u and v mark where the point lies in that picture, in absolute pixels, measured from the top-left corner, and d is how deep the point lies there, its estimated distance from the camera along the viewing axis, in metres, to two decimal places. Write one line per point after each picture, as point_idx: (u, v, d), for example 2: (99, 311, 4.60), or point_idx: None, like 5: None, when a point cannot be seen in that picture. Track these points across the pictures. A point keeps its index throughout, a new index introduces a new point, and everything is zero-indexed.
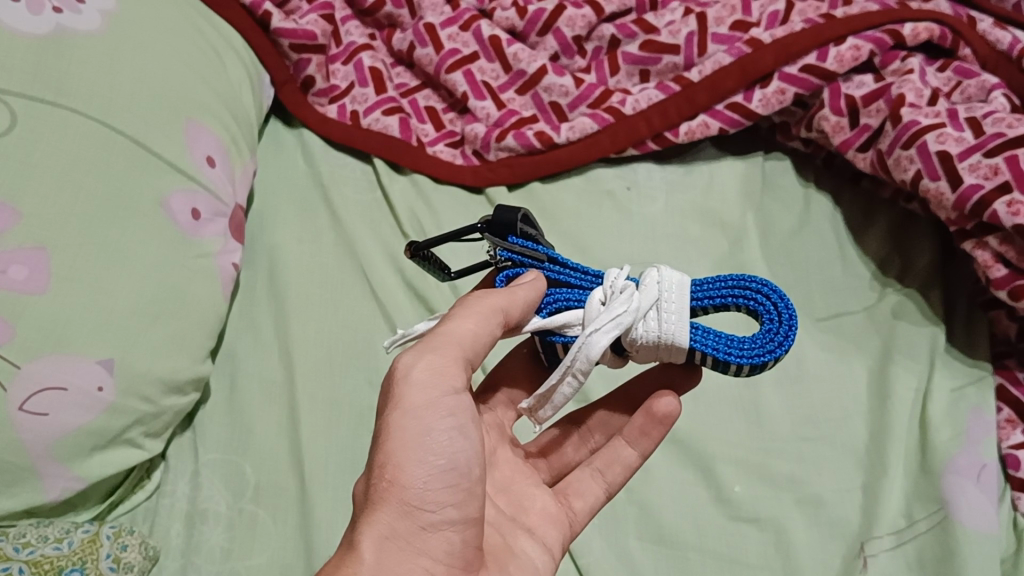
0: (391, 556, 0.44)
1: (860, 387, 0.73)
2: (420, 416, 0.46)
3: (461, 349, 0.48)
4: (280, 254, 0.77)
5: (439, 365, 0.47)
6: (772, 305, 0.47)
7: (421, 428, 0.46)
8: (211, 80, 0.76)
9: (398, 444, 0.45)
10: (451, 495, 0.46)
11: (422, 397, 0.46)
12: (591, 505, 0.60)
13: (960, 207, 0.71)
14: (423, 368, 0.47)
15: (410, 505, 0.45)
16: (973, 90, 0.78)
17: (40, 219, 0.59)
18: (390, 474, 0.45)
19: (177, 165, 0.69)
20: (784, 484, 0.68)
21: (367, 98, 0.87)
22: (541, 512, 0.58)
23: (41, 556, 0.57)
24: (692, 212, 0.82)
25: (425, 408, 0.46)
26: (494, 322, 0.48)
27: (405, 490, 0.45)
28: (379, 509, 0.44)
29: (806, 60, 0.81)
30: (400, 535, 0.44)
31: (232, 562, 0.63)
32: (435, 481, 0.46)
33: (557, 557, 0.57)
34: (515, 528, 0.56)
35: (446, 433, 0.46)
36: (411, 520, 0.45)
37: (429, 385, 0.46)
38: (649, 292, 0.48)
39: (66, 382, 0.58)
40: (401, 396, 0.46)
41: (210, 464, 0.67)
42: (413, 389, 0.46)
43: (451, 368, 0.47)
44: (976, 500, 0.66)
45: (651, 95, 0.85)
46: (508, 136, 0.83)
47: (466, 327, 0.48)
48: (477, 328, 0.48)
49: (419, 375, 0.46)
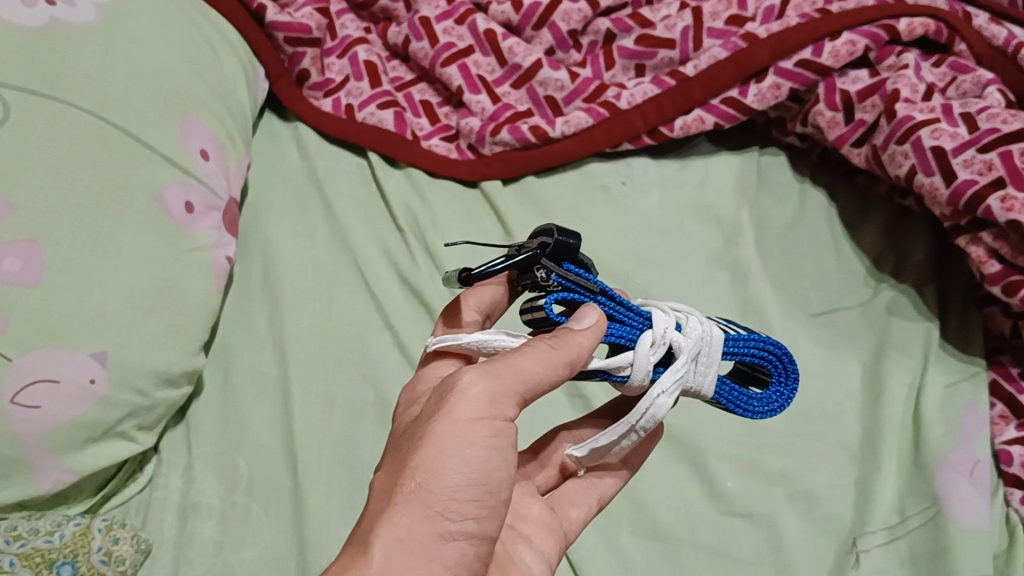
0: (404, 558, 0.42)
1: (853, 382, 0.73)
2: (464, 430, 0.45)
3: (522, 387, 0.46)
4: (274, 248, 0.77)
5: (498, 392, 0.46)
6: (781, 364, 0.51)
7: (461, 442, 0.45)
8: (206, 73, 0.76)
9: (437, 451, 0.44)
10: (475, 509, 0.45)
11: (474, 414, 0.45)
12: (585, 514, 0.59)
13: (954, 202, 0.71)
14: (482, 391, 0.45)
15: (434, 510, 0.44)
16: (968, 85, 0.78)
17: (33, 212, 0.59)
18: (421, 477, 0.44)
19: (171, 158, 0.68)
20: (777, 478, 0.68)
21: (362, 91, 0.87)
22: (537, 519, 0.58)
23: (31, 550, 0.57)
24: (688, 207, 0.82)
25: (473, 425, 0.45)
26: (560, 372, 0.47)
27: (432, 495, 0.44)
28: (401, 507, 0.43)
29: (801, 55, 0.80)
30: (418, 539, 0.43)
31: (224, 556, 0.63)
32: (463, 492, 0.45)
33: (555, 566, 0.57)
34: (514, 538, 0.56)
35: (487, 451, 0.45)
36: (432, 526, 0.44)
37: (483, 405, 0.45)
38: (690, 345, 0.49)
39: (57, 375, 0.58)
40: (452, 407, 0.45)
41: (203, 457, 0.67)
42: (468, 406, 0.45)
43: (510, 396, 0.46)
44: (968, 496, 0.66)
45: (647, 89, 0.84)
46: (503, 130, 0.83)
47: (534, 370, 0.46)
48: (546, 373, 0.47)
49: (476, 395, 0.45)
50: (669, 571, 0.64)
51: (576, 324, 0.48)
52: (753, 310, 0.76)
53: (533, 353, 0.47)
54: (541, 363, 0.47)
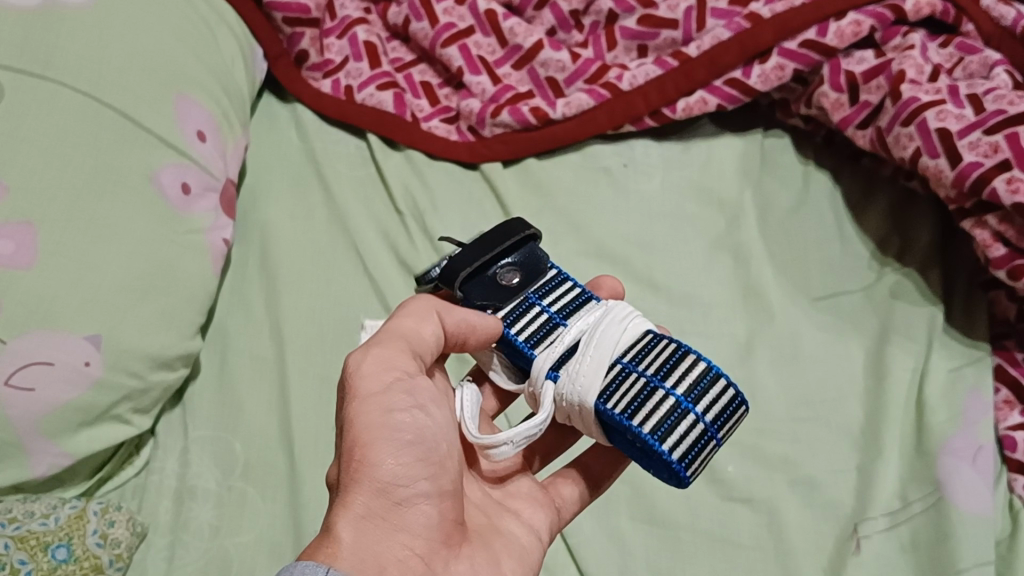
0: (369, 534, 0.43)
1: (857, 365, 0.72)
2: (379, 401, 0.46)
3: (404, 341, 0.49)
4: (272, 230, 0.77)
5: (390, 357, 0.48)
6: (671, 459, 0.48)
7: (381, 412, 0.46)
8: (203, 55, 0.75)
9: (363, 428, 0.45)
10: (426, 468, 0.46)
11: (379, 384, 0.47)
12: (576, 494, 0.59)
13: (959, 184, 0.70)
14: (377, 362, 0.47)
15: (384, 480, 0.44)
16: (976, 66, 0.77)
17: (27, 194, 0.59)
18: (360, 454, 0.44)
19: (167, 139, 0.68)
20: (778, 464, 0.67)
21: (361, 73, 0.86)
22: (525, 495, 0.57)
23: (27, 533, 0.57)
24: (690, 189, 0.81)
25: (385, 394, 0.46)
26: (429, 320, 0.51)
27: (377, 466, 0.44)
28: (353, 487, 0.43)
29: (807, 35, 0.80)
30: (376, 513, 0.43)
31: (220, 539, 0.63)
32: (403, 455, 0.45)
33: (545, 541, 0.55)
34: (501, 509, 0.55)
35: (409, 414, 0.46)
36: (388, 496, 0.44)
37: (381, 375, 0.47)
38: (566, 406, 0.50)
39: (52, 357, 0.58)
40: (359, 387, 0.46)
41: (199, 441, 0.67)
42: (370, 380, 0.47)
43: (400, 358, 0.48)
44: (971, 481, 0.65)
45: (649, 70, 0.83)
46: (503, 112, 0.82)
47: (406, 325, 0.50)
48: (420, 324, 0.50)
49: (371, 367, 0.47)
50: (668, 556, 0.64)
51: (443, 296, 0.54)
52: (755, 294, 0.75)
53: (408, 315, 0.51)
54: (414, 317, 0.50)
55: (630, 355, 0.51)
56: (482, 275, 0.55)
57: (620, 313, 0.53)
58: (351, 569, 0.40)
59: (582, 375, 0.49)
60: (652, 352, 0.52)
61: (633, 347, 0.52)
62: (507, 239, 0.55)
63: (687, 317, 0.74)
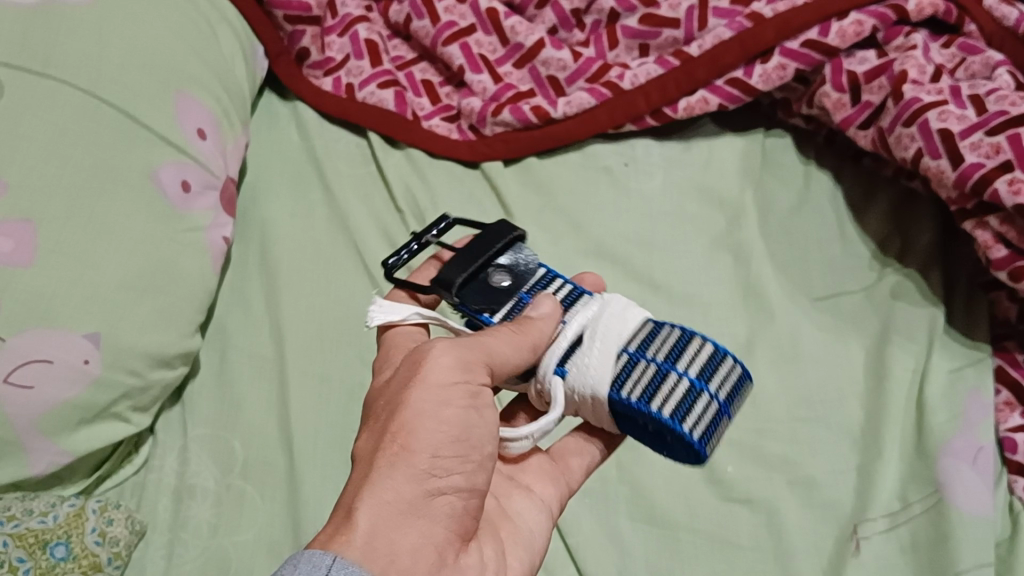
0: (391, 520, 0.43)
1: (857, 367, 0.72)
2: (439, 394, 0.46)
3: (488, 358, 0.47)
4: (272, 228, 0.77)
5: (468, 362, 0.47)
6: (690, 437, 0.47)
7: (438, 405, 0.45)
8: (203, 52, 0.75)
9: (413, 417, 0.45)
10: (461, 465, 0.46)
11: (447, 381, 0.46)
12: (587, 463, 0.58)
13: (960, 185, 0.70)
14: (454, 359, 0.46)
15: (419, 470, 0.44)
16: (977, 67, 0.77)
17: (25, 191, 0.59)
18: (402, 439, 0.44)
19: (167, 137, 0.68)
20: (777, 465, 0.67)
21: (362, 71, 0.86)
22: (535, 468, 0.57)
23: (25, 530, 0.57)
24: (691, 189, 0.81)
25: (447, 389, 0.46)
26: (524, 356, 0.48)
27: (414, 456, 0.44)
28: (386, 471, 0.44)
29: (807, 35, 0.79)
30: (404, 500, 0.44)
31: (218, 538, 0.63)
32: (445, 450, 0.45)
33: (556, 515, 0.56)
34: (511, 487, 0.56)
35: (465, 411, 0.46)
36: (420, 486, 0.44)
37: (453, 371, 0.46)
38: (575, 399, 0.50)
39: (50, 355, 0.58)
40: (425, 373, 0.46)
41: (199, 439, 0.67)
42: (439, 373, 0.46)
43: (479, 363, 0.47)
44: (971, 483, 0.65)
45: (650, 69, 0.83)
46: (504, 110, 0.82)
47: (501, 350, 0.47)
48: (515, 355, 0.47)
49: (446, 363, 0.46)
50: (668, 557, 0.64)
51: (534, 311, 0.50)
52: (755, 294, 0.75)
53: (501, 337, 0.48)
54: (509, 345, 0.47)
55: (637, 345, 0.51)
56: (477, 277, 0.54)
57: (617, 305, 0.52)
58: (362, 555, 0.41)
59: (592, 367, 0.49)
60: (658, 339, 0.51)
61: (639, 335, 0.51)
62: (495, 241, 0.55)
63: (687, 318, 0.74)
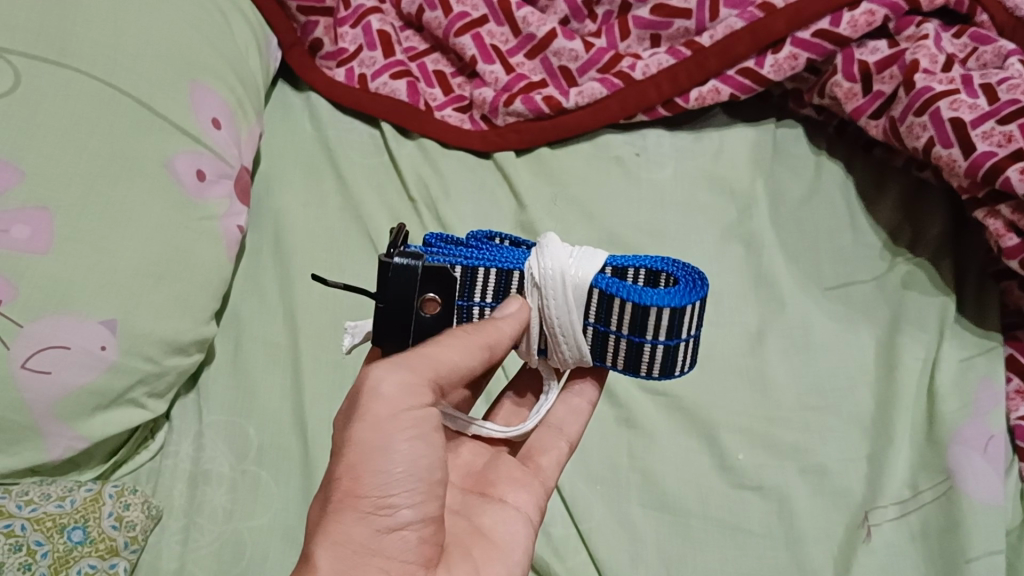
0: (344, 563, 0.43)
1: (868, 355, 0.72)
2: (383, 429, 0.45)
3: (436, 373, 0.46)
4: (285, 217, 0.77)
5: (411, 383, 0.46)
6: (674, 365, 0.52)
7: (384, 441, 0.45)
8: (216, 42, 0.75)
9: (358, 457, 0.44)
10: (412, 497, 0.45)
11: (390, 412, 0.45)
12: (556, 460, 0.59)
13: (972, 174, 0.70)
14: (394, 386, 0.45)
15: (367, 511, 0.44)
16: (989, 56, 0.76)
17: (43, 179, 0.59)
18: (347, 486, 0.44)
19: (182, 127, 0.68)
20: (788, 452, 0.67)
21: (375, 61, 0.86)
22: (508, 476, 0.57)
23: (42, 514, 0.58)
24: (702, 178, 0.81)
25: (391, 422, 0.45)
26: (479, 357, 0.48)
27: (360, 499, 0.44)
28: (334, 516, 0.44)
29: (819, 25, 0.79)
30: (356, 541, 0.44)
31: (233, 523, 0.63)
32: (396, 486, 0.45)
33: (536, 519, 0.56)
34: (486, 503, 0.55)
35: (410, 445, 0.45)
36: (370, 527, 0.44)
37: (396, 401, 0.45)
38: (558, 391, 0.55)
39: (67, 341, 0.58)
40: (365, 410, 0.45)
41: (214, 425, 0.68)
42: (381, 404, 0.45)
43: (424, 385, 0.46)
44: (982, 470, 0.65)
45: (662, 59, 0.83)
46: (516, 101, 0.83)
47: (449, 357, 0.47)
48: (463, 360, 0.47)
49: (388, 391, 0.45)
50: (678, 543, 0.64)
51: (498, 312, 0.49)
52: (766, 283, 0.75)
53: (450, 343, 0.47)
54: (460, 351, 0.47)
55: (596, 312, 0.50)
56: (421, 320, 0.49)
57: (557, 285, 0.48)
58: None
59: (570, 354, 0.51)
60: (612, 309, 0.49)
61: (592, 302, 0.49)
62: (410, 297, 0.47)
63: None
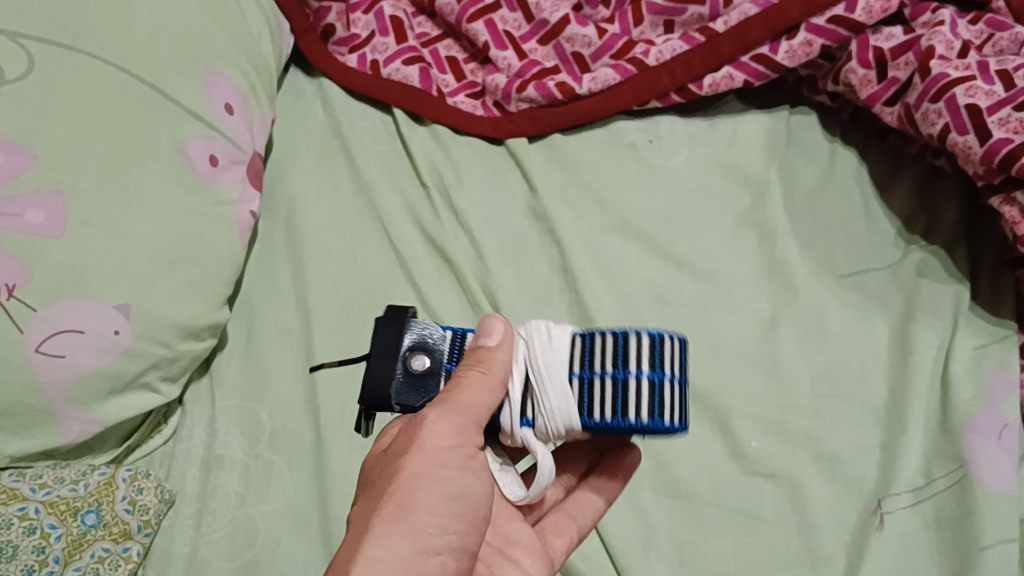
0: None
1: (882, 344, 0.72)
2: (437, 457, 0.45)
3: (481, 417, 0.46)
4: (298, 204, 0.77)
5: (466, 425, 0.46)
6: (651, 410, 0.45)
7: (436, 467, 0.45)
8: (229, 27, 0.75)
9: (411, 479, 0.45)
10: (455, 524, 0.45)
11: (448, 444, 0.45)
12: (568, 543, 0.58)
13: (988, 161, 0.70)
14: (450, 425, 0.45)
15: (415, 529, 0.43)
16: (1005, 43, 0.76)
17: (57, 163, 0.59)
18: (399, 499, 0.44)
19: (194, 112, 0.68)
20: (802, 440, 0.67)
21: (387, 47, 0.86)
22: (524, 539, 0.56)
23: (56, 498, 0.58)
24: (715, 166, 0.81)
25: (446, 453, 0.45)
26: (495, 395, 0.46)
27: (411, 515, 0.44)
28: (382, 527, 0.43)
29: (834, 11, 0.78)
30: (401, 556, 0.42)
31: (247, 507, 0.64)
32: (442, 511, 0.45)
33: None
34: (501, 562, 0.54)
35: (462, 474, 0.46)
36: (416, 547, 0.43)
37: (452, 437, 0.45)
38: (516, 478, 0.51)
39: (81, 326, 0.58)
40: (423, 438, 0.45)
41: (226, 410, 0.68)
42: (438, 436, 0.45)
43: (479, 428, 0.47)
44: (997, 459, 0.65)
45: (676, 45, 0.83)
46: (529, 86, 0.82)
47: (479, 402, 0.45)
48: (489, 402, 0.46)
49: (445, 429, 0.45)
50: (691, 529, 0.64)
51: (488, 341, 0.47)
52: (780, 271, 0.75)
53: (467, 386, 0.45)
54: (483, 392, 0.46)
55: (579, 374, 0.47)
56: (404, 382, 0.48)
57: (542, 335, 0.48)
58: None
59: (557, 409, 0.46)
60: (593, 348, 0.47)
61: (574, 352, 0.47)
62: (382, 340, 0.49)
63: (711, 293, 0.74)
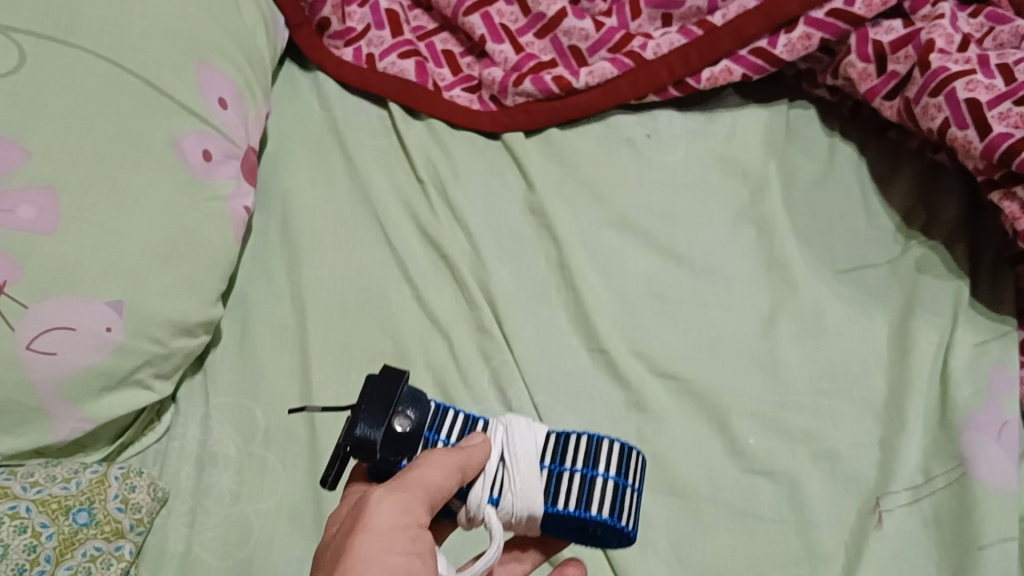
0: None
1: (881, 340, 0.71)
2: (381, 540, 0.42)
3: (432, 498, 0.44)
4: (293, 199, 0.77)
5: (409, 504, 0.43)
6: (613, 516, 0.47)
7: (380, 550, 0.42)
8: (224, 21, 0.74)
9: (353, 565, 0.41)
10: None
11: (390, 525, 0.42)
12: None
13: (987, 156, 0.69)
14: (395, 506, 0.43)
15: None
16: (1006, 36, 0.75)
17: (49, 159, 0.59)
18: None
19: (188, 106, 0.67)
20: (800, 437, 0.67)
21: (383, 41, 0.86)
22: None
23: (48, 496, 0.58)
24: (714, 161, 0.80)
25: (388, 535, 0.42)
26: (455, 479, 0.44)
27: None
28: None
29: (833, 5, 0.78)
30: None
31: (241, 506, 0.63)
32: None
33: None
34: None
35: (405, 558, 0.42)
36: None
37: (396, 519, 0.43)
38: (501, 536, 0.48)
39: (73, 322, 0.58)
40: (364, 523, 0.42)
41: (220, 407, 0.67)
42: (380, 519, 0.42)
43: (423, 511, 0.44)
44: (996, 457, 0.64)
45: (673, 39, 0.82)
46: (526, 81, 0.82)
47: (434, 479, 0.44)
48: (447, 482, 0.44)
49: (387, 510, 0.43)
50: (687, 527, 0.64)
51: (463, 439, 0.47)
52: (779, 267, 0.74)
53: (429, 463, 0.44)
54: (443, 471, 0.44)
55: (548, 474, 0.48)
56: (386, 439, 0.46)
57: (521, 420, 0.49)
58: None
59: (525, 488, 0.46)
60: (567, 445, 0.48)
61: (548, 445, 0.49)
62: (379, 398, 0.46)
63: (709, 289, 0.73)
